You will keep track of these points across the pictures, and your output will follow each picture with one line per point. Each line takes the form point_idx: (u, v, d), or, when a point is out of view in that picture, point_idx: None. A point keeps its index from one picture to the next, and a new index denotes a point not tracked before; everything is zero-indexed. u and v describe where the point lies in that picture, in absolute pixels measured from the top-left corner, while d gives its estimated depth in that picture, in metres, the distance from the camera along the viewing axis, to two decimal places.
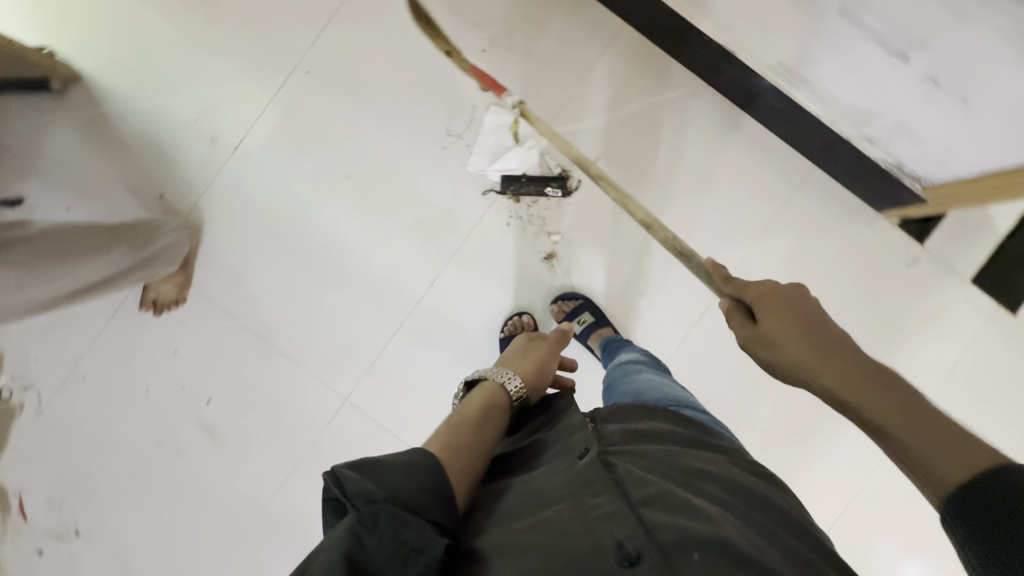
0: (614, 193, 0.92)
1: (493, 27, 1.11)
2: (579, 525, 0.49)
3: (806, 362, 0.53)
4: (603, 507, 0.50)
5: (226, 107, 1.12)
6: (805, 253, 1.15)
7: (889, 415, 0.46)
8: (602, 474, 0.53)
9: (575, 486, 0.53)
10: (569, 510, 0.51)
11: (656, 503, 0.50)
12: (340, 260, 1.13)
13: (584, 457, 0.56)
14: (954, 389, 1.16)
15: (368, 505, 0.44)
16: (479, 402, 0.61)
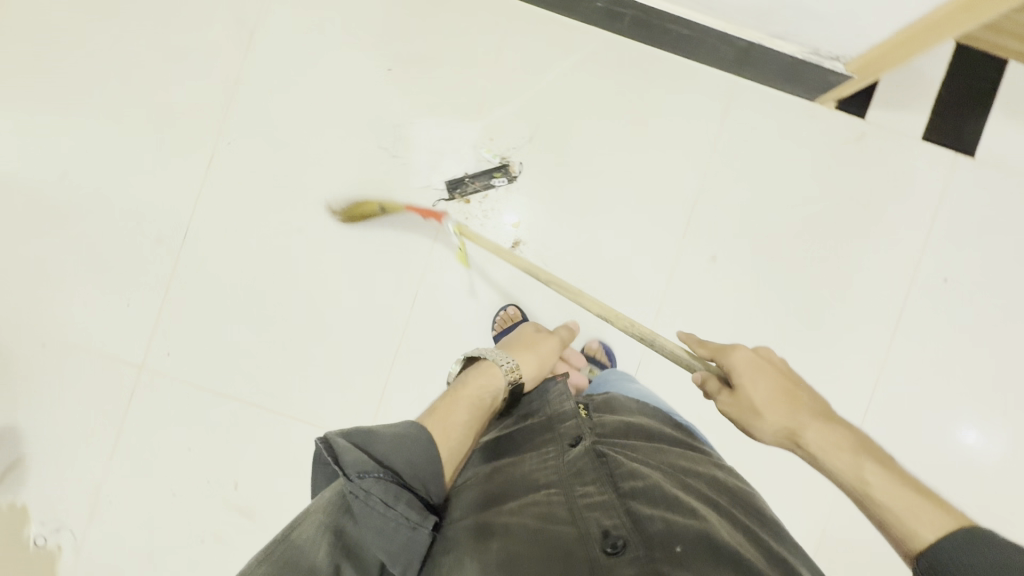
0: (576, 296, 0.92)
1: (395, 44, 1.13)
2: (565, 508, 0.58)
3: (790, 423, 0.66)
4: (592, 497, 0.60)
5: (164, 201, 1.12)
6: (758, 164, 1.15)
7: (858, 474, 0.59)
8: (596, 471, 0.64)
9: (568, 472, 0.64)
10: (559, 494, 0.61)
11: (638, 497, 0.60)
12: (319, 311, 1.13)
13: (576, 448, 0.68)
14: (943, 244, 1.16)
15: (361, 478, 0.53)
16: (490, 376, 0.78)
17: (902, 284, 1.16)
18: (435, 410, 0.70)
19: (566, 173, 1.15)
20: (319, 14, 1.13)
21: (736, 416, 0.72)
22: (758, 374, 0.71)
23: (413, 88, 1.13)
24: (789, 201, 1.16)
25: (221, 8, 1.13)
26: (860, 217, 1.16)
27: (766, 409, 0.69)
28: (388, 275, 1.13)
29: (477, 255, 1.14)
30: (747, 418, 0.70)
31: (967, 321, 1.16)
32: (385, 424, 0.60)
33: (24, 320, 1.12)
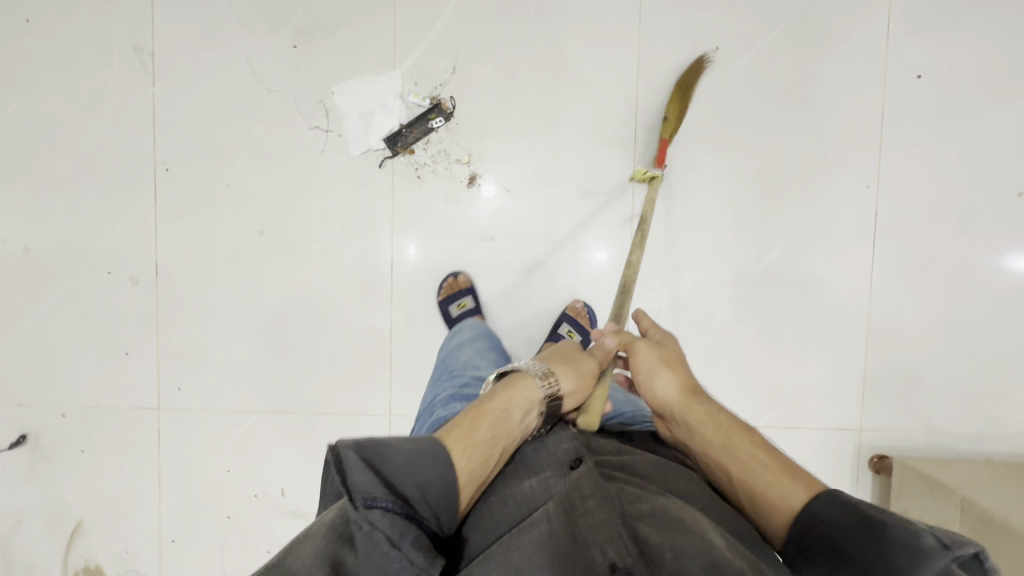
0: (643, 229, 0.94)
1: (291, 20, 1.09)
2: (570, 539, 0.52)
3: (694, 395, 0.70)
4: (595, 524, 0.53)
5: (126, 246, 1.13)
6: (690, 21, 1.09)
7: (735, 433, 0.64)
8: (601, 492, 0.57)
9: (570, 496, 0.57)
10: (561, 519, 0.55)
11: (648, 525, 0.53)
12: (304, 305, 1.13)
13: (577, 469, 0.61)
14: (906, 39, 1.08)
15: (368, 508, 0.45)
16: (532, 386, 0.67)
17: (874, 94, 1.09)
18: (460, 424, 0.60)
19: (500, 93, 1.11)
20: (207, 15, 1.10)
21: (643, 370, 0.75)
22: (679, 359, 0.77)
23: (322, 58, 1.10)
24: (734, 48, 1.09)
25: (112, 41, 1.11)
26: (814, 41, 1.09)
27: (673, 375, 0.72)
28: (360, 249, 1.13)
29: (439, 203, 1.12)
30: (654, 375, 0.73)
31: (953, 111, 1.09)
32: (400, 437, 0.52)
33: (39, 398, 1.15)
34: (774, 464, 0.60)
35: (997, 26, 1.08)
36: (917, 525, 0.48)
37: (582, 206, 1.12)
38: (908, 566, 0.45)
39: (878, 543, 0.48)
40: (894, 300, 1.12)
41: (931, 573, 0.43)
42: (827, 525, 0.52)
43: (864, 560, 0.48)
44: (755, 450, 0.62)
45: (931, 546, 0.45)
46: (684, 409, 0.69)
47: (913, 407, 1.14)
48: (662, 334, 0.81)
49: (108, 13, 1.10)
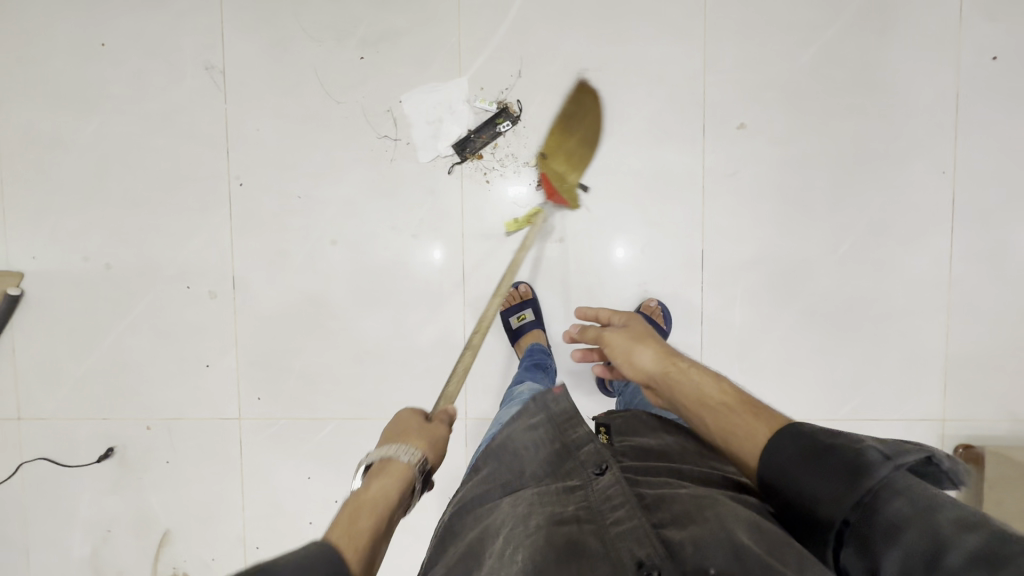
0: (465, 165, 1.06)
1: (358, 31, 1.11)
2: (597, 540, 0.49)
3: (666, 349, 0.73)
4: (623, 525, 0.50)
5: (204, 261, 1.16)
6: (757, 11, 1.08)
7: (702, 382, 0.66)
8: (628, 494, 0.53)
9: (597, 502, 0.53)
10: (590, 523, 0.51)
11: (675, 521, 0.50)
12: (377, 312, 1.15)
13: (603, 476, 0.56)
14: (979, 20, 1.06)
15: None
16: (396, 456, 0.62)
17: (947, 78, 1.07)
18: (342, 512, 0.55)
19: (565, 95, 1.11)
20: (275, 30, 1.12)
21: (619, 354, 0.76)
22: (649, 334, 0.77)
23: (388, 68, 1.11)
24: (801, 37, 1.08)
25: (183, 59, 1.13)
26: (883, 26, 1.08)
27: (647, 347, 0.73)
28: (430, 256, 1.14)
29: (507, 206, 1.13)
30: (629, 351, 0.74)
31: None
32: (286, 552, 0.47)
33: (123, 411, 1.18)
34: (743, 407, 0.61)
35: None
36: (865, 443, 0.49)
37: (651, 203, 1.12)
38: (855, 482, 0.46)
39: (826, 463, 0.48)
40: (974, 286, 1.10)
41: (874, 483, 0.45)
42: (790, 455, 0.52)
43: (810, 484, 0.48)
44: (722, 396, 0.63)
45: (875, 464, 0.46)
46: (661, 375, 0.69)
47: (997, 395, 1.12)
48: (624, 317, 0.82)
49: (181, 33, 1.12)
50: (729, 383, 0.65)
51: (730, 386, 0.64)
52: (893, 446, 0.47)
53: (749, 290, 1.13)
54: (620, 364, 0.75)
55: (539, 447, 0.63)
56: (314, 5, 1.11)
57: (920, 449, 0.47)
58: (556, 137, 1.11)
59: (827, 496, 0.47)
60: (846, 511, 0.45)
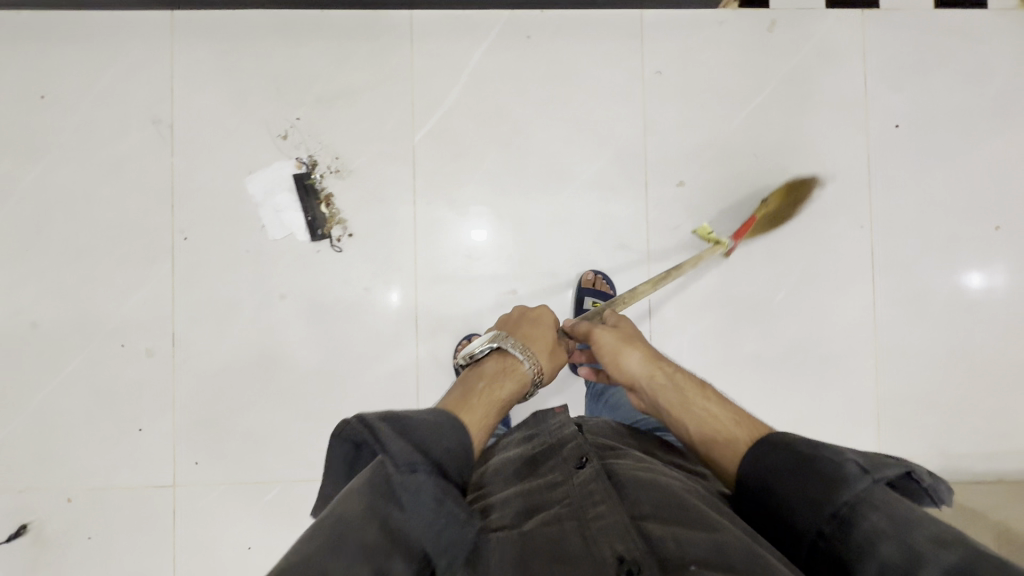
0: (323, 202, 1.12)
1: (311, 91, 1.13)
2: (581, 537, 0.54)
3: (650, 351, 0.84)
4: (603, 518, 0.56)
5: (142, 317, 1.10)
6: (690, 78, 1.17)
7: (689, 392, 0.77)
8: (606, 491, 0.61)
9: (578, 494, 0.61)
10: (571, 515, 0.58)
11: (653, 522, 0.57)
12: (327, 366, 1.12)
13: (584, 469, 0.65)
14: (886, 92, 1.18)
15: (410, 471, 0.56)
16: (514, 363, 0.83)
17: (862, 142, 1.18)
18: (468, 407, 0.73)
19: (516, 152, 1.15)
20: (226, 86, 1.12)
21: (607, 353, 0.86)
22: (636, 335, 0.89)
23: (341, 124, 1.13)
24: (732, 103, 1.17)
25: (129, 112, 1.11)
26: (805, 93, 1.18)
27: (636, 351, 0.85)
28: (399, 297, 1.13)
29: (489, 246, 1.14)
30: (619, 353, 0.85)
31: (931, 153, 1.18)
32: (420, 422, 0.64)
33: (44, 482, 1.08)
34: (725, 417, 0.72)
35: (962, 77, 1.19)
36: (848, 456, 0.59)
37: (601, 254, 1.16)
38: (835, 493, 0.56)
39: (809, 473, 0.59)
40: (896, 331, 1.19)
41: (850, 496, 0.56)
42: (771, 464, 0.63)
43: (792, 494, 0.59)
44: (710, 408, 0.74)
45: (855, 474, 0.57)
46: (649, 379, 0.81)
47: (928, 434, 1.18)
48: (613, 318, 0.93)
49: (129, 88, 1.11)
50: (713, 393, 0.77)
51: (715, 396, 0.76)
52: (872, 460, 0.59)
53: (693, 338, 1.17)
54: (609, 364, 0.86)
55: (528, 456, 0.73)
56: (268, 64, 1.12)
57: (890, 464, 0.59)
58: (455, 176, 1.14)
59: (806, 505, 0.58)
60: (823, 523, 0.56)
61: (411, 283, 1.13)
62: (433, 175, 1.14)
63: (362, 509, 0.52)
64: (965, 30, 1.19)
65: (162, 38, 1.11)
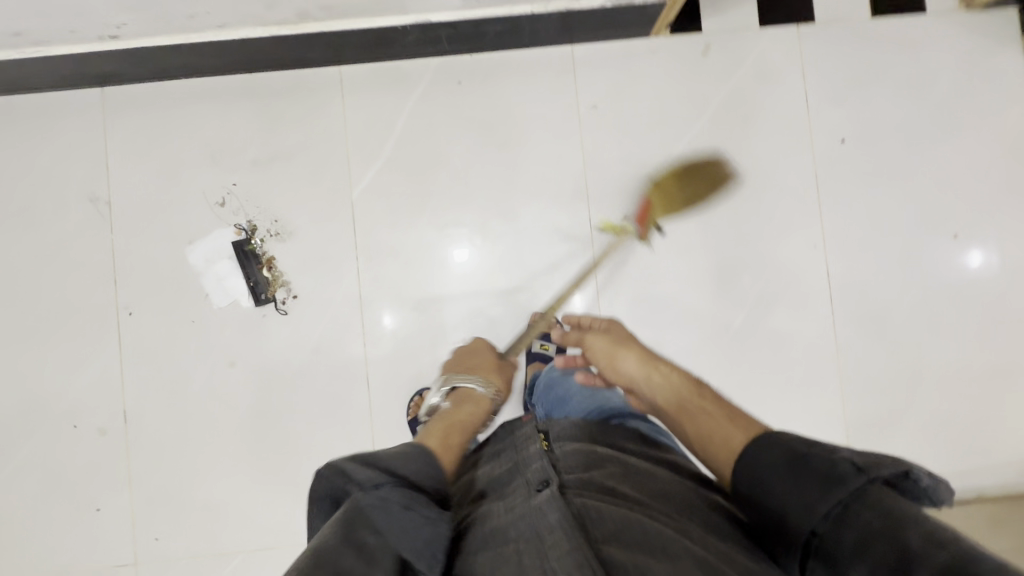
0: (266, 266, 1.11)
1: (246, 156, 1.12)
2: (536, 569, 0.49)
3: (645, 352, 0.85)
4: (559, 545, 0.50)
5: (95, 397, 1.10)
6: (626, 111, 1.16)
7: (681, 389, 0.76)
8: (562, 510, 0.55)
9: (534, 518, 0.55)
10: (529, 543, 0.52)
11: (614, 537, 0.51)
12: (281, 430, 1.11)
13: (542, 492, 0.59)
14: (826, 109, 1.17)
15: (377, 488, 0.53)
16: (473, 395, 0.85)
17: (808, 160, 1.16)
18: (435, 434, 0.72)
19: (457, 200, 1.14)
20: (162, 158, 1.12)
21: (603, 357, 0.89)
22: (630, 340, 0.90)
23: (279, 186, 1.12)
24: (671, 133, 1.16)
25: (67, 193, 1.11)
26: (744, 116, 1.16)
27: (630, 354, 0.86)
28: (386, 323, 1.13)
29: (471, 264, 1.14)
30: (614, 356, 0.87)
31: (878, 166, 1.17)
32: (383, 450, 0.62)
33: (8, 569, 1.08)
34: (717, 411, 0.69)
35: (902, 86, 1.17)
36: (840, 453, 0.53)
37: (551, 295, 1.15)
38: (828, 492, 0.51)
39: (802, 475, 0.53)
40: (861, 349, 1.16)
41: (845, 496, 0.50)
42: (762, 464, 0.57)
43: (785, 498, 0.53)
44: (702, 402, 0.72)
45: (848, 473, 0.51)
46: (642, 378, 0.81)
47: (901, 452, 1.15)
48: (605, 324, 0.96)
49: (65, 169, 1.11)
50: (706, 390, 0.74)
51: (708, 393, 0.74)
52: (868, 458, 0.52)
53: None
54: (605, 367, 0.88)
55: (496, 478, 0.67)
56: (201, 133, 1.12)
57: (896, 464, 0.51)
58: (396, 228, 1.14)
59: (797, 510, 0.52)
60: (814, 522, 0.51)
61: (359, 340, 1.12)
62: (375, 230, 1.13)
63: (336, 536, 0.48)
64: (903, 37, 1.17)
65: (95, 117, 1.11)
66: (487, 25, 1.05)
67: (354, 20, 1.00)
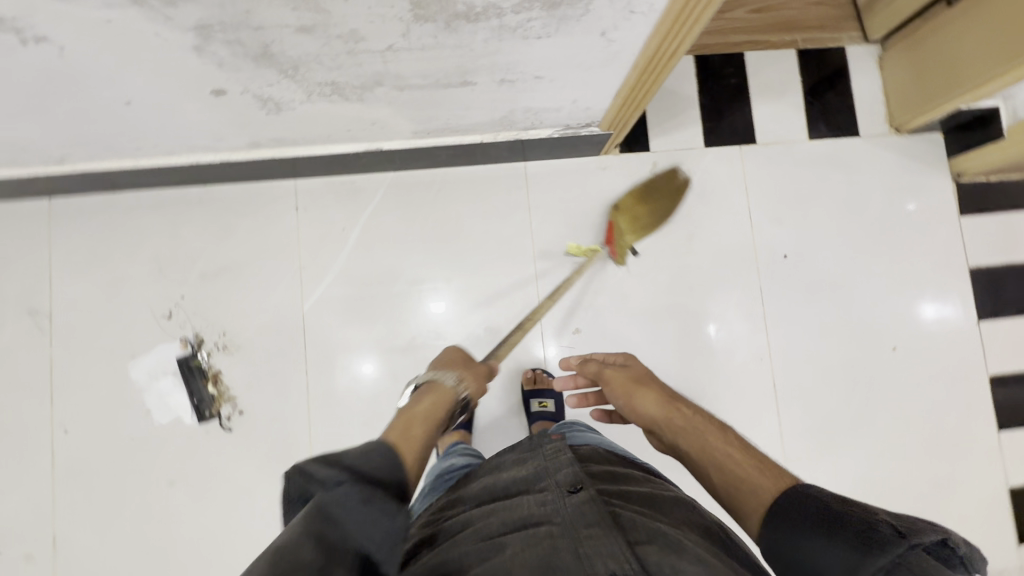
0: (212, 382, 1.09)
1: (195, 269, 1.12)
2: (571, 554, 0.52)
3: (668, 394, 0.85)
4: (596, 538, 0.54)
5: (21, 522, 1.05)
6: (577, 224, 1.19)
7: (707, 431, 0.76)
8: (601, 512, 0.58)
9: (571, 515, 0.58)
10: (562, 537, 0.55)
11: (647, 540, 0.55)
12: (220, 555, 1.07)
13: (578, 493, 0.62)
14: (769, 226, 1.21)
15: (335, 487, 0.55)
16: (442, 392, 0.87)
17: (752, 275, 1.20)
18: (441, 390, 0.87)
19: (409, 311, 1.15)
20: (108, 270, 1.10)
21: (622, 394, 0.89)
22: (652, 379, 0.90)
23: (227, 299, 1.11)
24: (620, 248, 1.19)
25: (5, 308, 1.09)
26: (691, 231, 1.20)
27: (652, 393, 0.86)
28: (334, 395, 1.12)
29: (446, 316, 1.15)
30: (633, 393, 0.87)
31: (819, 280, 1.21)
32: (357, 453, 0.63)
33: None
34: (747, 457, 0.70)
35: (839, 205, 1.23)
36: (881, 518, 0.53)
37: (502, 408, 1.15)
38: (867, 554, 0.50)
39: (837, 536, 0.53)
40: (808, 463, 1.17)
41: (888, 558, 0.49)
42: (799, 521, 0.58)
43: (821, 557, 0.53)
44: (727, 445, 0.73)
45: (888, 537, 0.51)
46: (664, 418, 0.82)
47: None
48: (623, 357, 0.96)
49: (4, 282, 1.09)
50: (734, 435, 0.75)
51: (736, 440, 0.74)
52: (907, 524, 0.52)
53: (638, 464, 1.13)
54: (624, 405, 0.88)
55: (522, 475, 0.70)
56: (150, 244, 1.11)
57: (934, 531, 0.51)
58: (348, 339, 1.13)
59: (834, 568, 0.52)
60: None
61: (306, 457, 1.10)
62: (326, 342, 1.13)
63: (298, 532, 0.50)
64: (839, 158, 1.24)
65: (41, 228, 1.10)
66: (438, 149, 1.07)
67: (304, 148, 1.02)
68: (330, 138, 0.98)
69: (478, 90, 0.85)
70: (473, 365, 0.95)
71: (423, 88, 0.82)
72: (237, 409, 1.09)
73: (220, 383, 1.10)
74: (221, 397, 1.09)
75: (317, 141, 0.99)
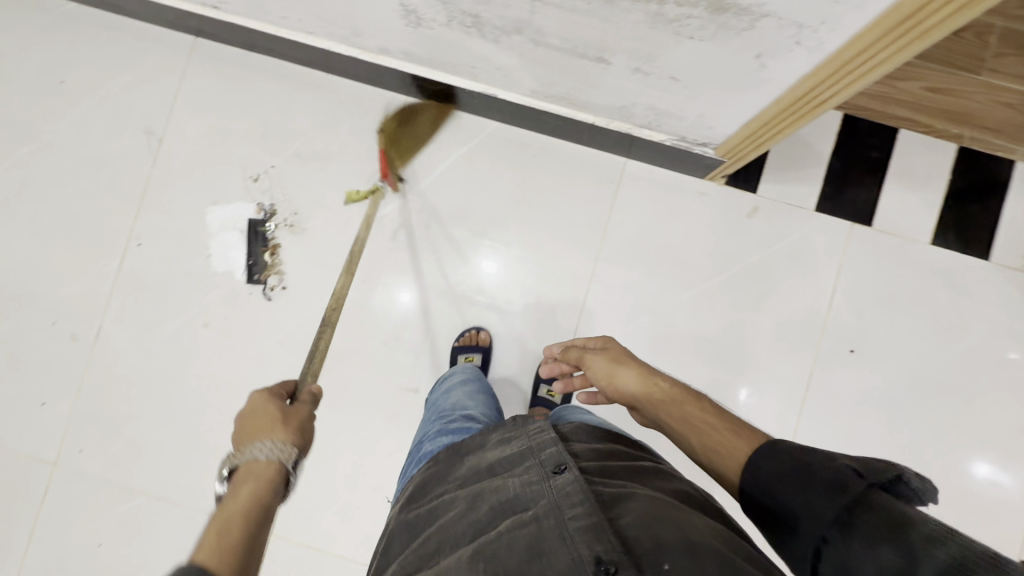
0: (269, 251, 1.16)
1: (291, 145, 1.18)
2: (557, 537, 0.53)
3: (643, 366, 0.80)
4: (580, 520, 0.54)
5: (79, 305, 1.18)
6: (651, 238, 1.16)
7: (683, 402, 0.73)
8: (585, 493, 0.57)
9: (557, 497, 0.57)
10: (548, 520, 0.55)
11: (631, 516, 0.54)
12: (222, 401, 1.16)
13: (561, 475, 0.60)
14: (846, 314, 1.13)
15: None
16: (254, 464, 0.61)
17: (807, 356, 1.13)
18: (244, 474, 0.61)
19: (461, 257, 1.16)
20: (220, 118, 1.18)
21: (602, 378, 0.84)
22: (628, 354, 0.85)
23: (308, 183, 1.17)
24: (685, 277, 1.15)
25: (128, 119, 1.19)
26: (764, 288, 1.14)
27: (629, 369, 0.81)
28: (368, 305, 1.17)
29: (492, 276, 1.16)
30: (612, 373, 0.82)
31: (875, 388, 1.13)
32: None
33: None
34: (719, 424, 0.67)
35: (931, 322, 1.13)
36: (839, 459, 0.53)
37: (510, 380, 1.16)
38: (833, 499, 0.50)
39: (807, 484, 0.52)
40: None
41: (847, 502, 0.49)
42: (772, 473, 0.56)
43: (796, 509, 0.52)
44: (701, 415, 0.70)
45: (849, 479, 0.50)
46: (643, 395, 0.77)
47: None
48: (602, 340, 0.90)
49: (134, 96, 1.19)
50: (706, 401, 0.72)
51: (710, 405, 0.71)
52: (863, 463, 0.52)
53: None
54: (603, 386, 0.83)
55: (503, 451, 0.68)
56: (262, 109, 1.18)
57: (890, 469, 0.50)
58: (398, 261, 1.17)
59: (806, 517, 0.51)
60: (825, 528, 0.49)
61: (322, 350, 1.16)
62: (377, 256, 1.17)
63: None
64: (951, 274, 1.13)
65: (179, 60, 1.19)
66: (548, 115, 1.06)
67: (425, 69, 1.03)
68: (452, 69, 1.00)
69: (609, 71, 0.83)
70: (292, 416, 0.69)
71: (557, 51, 0.81)
72: (280, 283, 1.16)
73: (275, 254, 1.16)
74: (272, 267, 1.17)
75: (440, 68, 1.01)
